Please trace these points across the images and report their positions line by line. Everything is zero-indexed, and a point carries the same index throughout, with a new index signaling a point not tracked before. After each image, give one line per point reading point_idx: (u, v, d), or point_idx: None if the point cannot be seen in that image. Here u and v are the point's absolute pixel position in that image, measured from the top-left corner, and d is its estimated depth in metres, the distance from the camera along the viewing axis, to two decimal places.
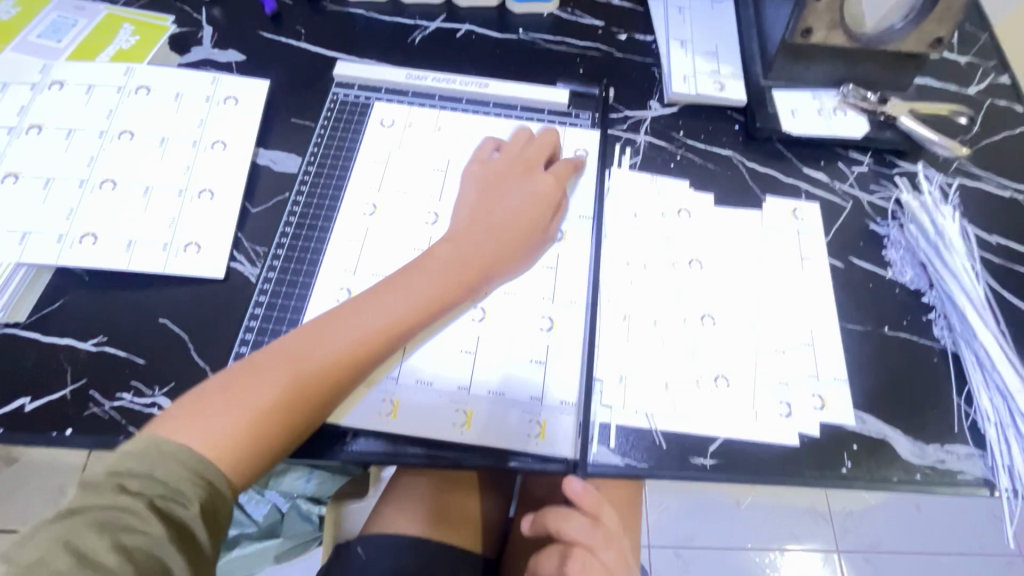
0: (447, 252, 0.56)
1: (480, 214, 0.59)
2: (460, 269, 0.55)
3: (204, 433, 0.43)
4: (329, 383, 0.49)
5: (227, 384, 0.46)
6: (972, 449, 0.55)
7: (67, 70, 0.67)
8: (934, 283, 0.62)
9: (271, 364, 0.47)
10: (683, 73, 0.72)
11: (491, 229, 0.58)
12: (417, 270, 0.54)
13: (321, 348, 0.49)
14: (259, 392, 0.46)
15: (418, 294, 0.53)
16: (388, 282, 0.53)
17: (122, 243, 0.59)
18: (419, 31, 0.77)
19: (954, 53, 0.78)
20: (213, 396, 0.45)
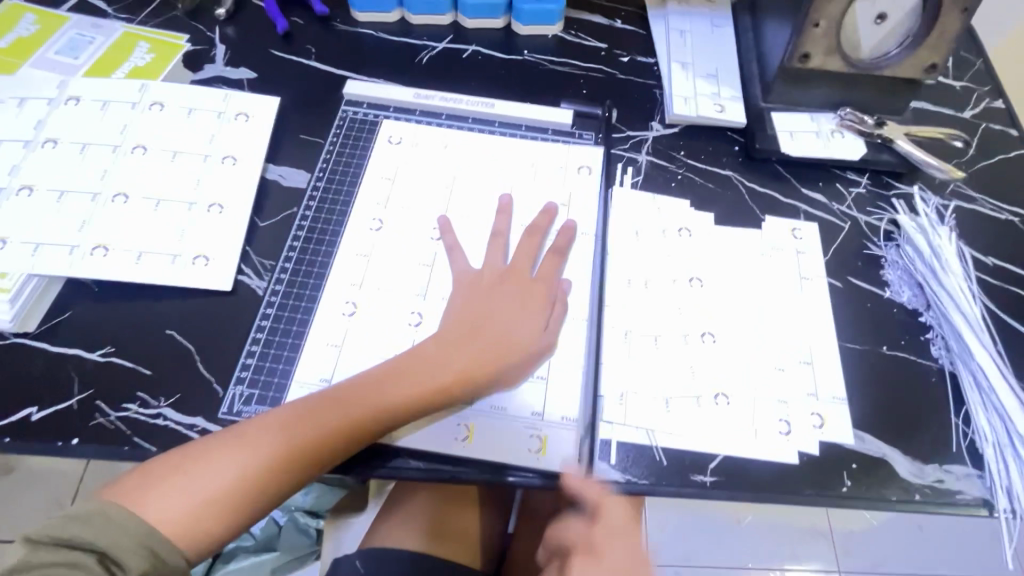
0: (454, 341, 0.55)
1: (478, 312, 0.57)
2: (452, 370, 0.54)
3: (172, 498, 0.45)
4: (298, 470, 0.49)
5: (205, 451, 0.48)
6: (970, 470, 0.56)
7: (83, 85, 0.68)
8: (931, 303, 0.63)
9: (252, 439, 0.48)
10: (684, 95, 0.74)
11: (489, 330, 0.56)
12: (416, 364, 0.53)
13: (302, 432, 0.49)
14: (230, 469, 0.47)
15: (408, 393, 0.52)
16: (389, 370, 0.53)
17: (132, 255, 0.60)
18: (427, 51, 0.79)
19: (949, 78, 0.79)
20: (191, 460, 0.47)
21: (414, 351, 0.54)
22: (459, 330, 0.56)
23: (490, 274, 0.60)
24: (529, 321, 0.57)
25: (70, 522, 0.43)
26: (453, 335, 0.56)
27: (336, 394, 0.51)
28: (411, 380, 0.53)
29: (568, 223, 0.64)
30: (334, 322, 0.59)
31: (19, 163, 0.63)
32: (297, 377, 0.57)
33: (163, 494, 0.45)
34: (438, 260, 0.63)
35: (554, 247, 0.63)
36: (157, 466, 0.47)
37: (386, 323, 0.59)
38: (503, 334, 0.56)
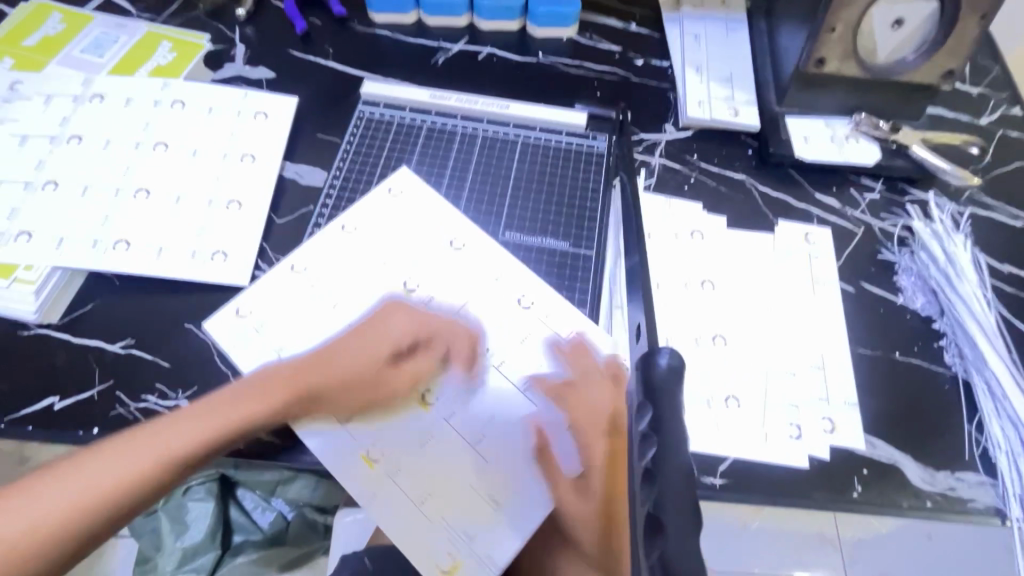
0: (375, 330, 0.56)
1: (345, 340, 0.55)
2: (345, 399, 0.53)
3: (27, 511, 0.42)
4: (151, 489, 0.45)
5: (71, 464, 0.44)
6: (983, 478, 0.55)
7: (107, 83, 0.70)
8: (945, 309, 0.62)
9: (117, 453, 0.45)
10: (698, 99, 0.74)
11: (350, 365, 0.54)
12: (247, 389, 0.51)
13: (157, 446, 0.46)
14: (67, 487, 0.43)
15: (246, 411, 0.50)
16: (303, 363, 0.53)
17: (153, 249, 0.61)
18: (442, 52, 0.80)
19: (966, 84, 0.79)
20: (50, 474, 0.44)
21: (295, 368, 0.53)
22: (328, 363, 0.54)
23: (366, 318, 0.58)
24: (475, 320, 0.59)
25: None
26: (342, 358, 0.54)
27: (194, 408, 0.49)
28: (230, 404, 0.49)
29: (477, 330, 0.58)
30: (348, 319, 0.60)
31: (45, 159, 0.64)
32: None
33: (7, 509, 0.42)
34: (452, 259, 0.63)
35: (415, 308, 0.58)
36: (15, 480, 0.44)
37: None
38: (383, 368, 0.54)
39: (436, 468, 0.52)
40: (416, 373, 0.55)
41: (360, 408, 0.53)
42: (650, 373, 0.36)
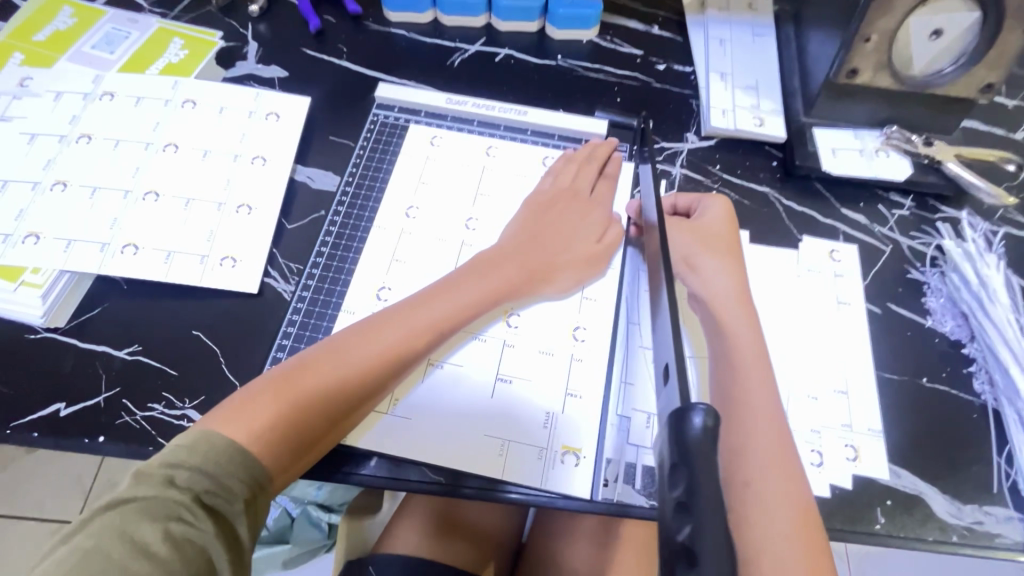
0: (510, 250, 0.58)
1: (523, 239, 0.60)
2: (532, 268, 0.58)
3: (233, 414, 0.43)
4: (360, 387, 0.48)
5: (282, 374, 0.46)
6: (1012, 513, 0.53)
7: (118, 81, 0.69)
8: (976, 334, 0.60)
9: (320, 360, 0.47)
10: (723, 107, 0.72)
11: (541, 251, 0.59)
12: (438, 290, 0.54)
13: (370, 351, 0.49)
14: (299, 383, 0.46)
15: (458, 311, 0.53)
16: (464, 274, 0.56)
17: (162, 254, 0.60)
18: (459, 54, 0.78)
19: (1002, 96, 0.76)
20: (269, 384, 0.45)
21: (469, 265, 0.57)
22: (514, 246, 0.59)
23: (530, 207, 0.63)
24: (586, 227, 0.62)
25: (168, 468, 0.40)
26: (519, 242, 0.59)
27: (389, 313, 0.51)
28: (434, 307, 0.52)
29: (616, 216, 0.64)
30: None
31: (53, 158, 0.63)
32: None
33: (242, 413, 0.43)
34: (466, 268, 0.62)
35: (596, 196, 0.64)
36: (235, 398, 0.45)
37: None
38: (561, 241, 0.60)
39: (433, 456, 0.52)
40: (581, 221, 0.62)
41: (519, 297, 0.58)
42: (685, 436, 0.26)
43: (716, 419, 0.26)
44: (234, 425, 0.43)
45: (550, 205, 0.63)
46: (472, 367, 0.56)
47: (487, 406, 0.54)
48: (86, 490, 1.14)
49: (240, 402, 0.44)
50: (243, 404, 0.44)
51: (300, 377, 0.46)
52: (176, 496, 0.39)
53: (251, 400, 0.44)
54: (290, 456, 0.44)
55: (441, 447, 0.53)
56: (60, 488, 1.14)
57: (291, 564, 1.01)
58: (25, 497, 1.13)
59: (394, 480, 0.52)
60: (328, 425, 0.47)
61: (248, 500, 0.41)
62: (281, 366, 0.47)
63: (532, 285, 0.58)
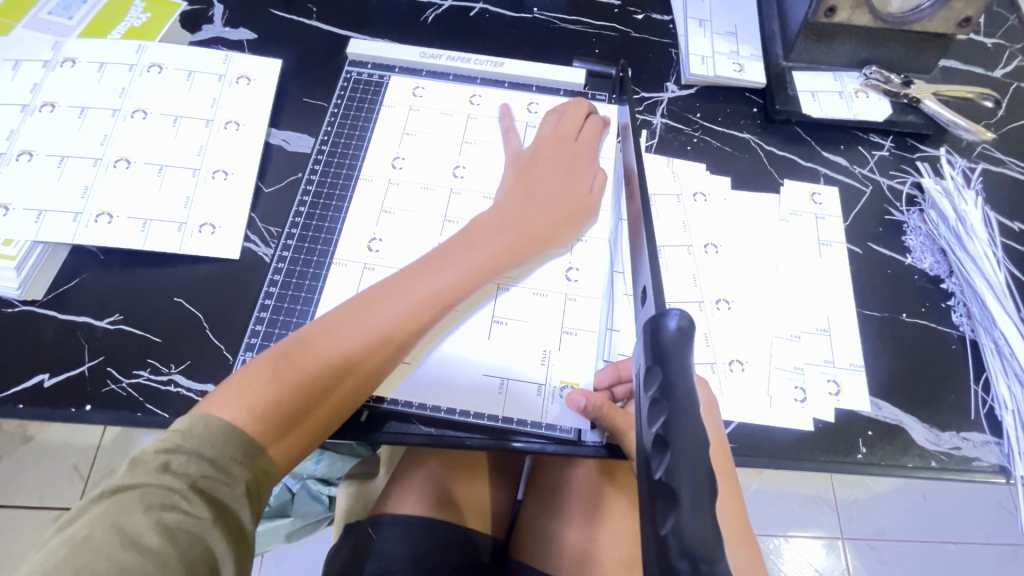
0: (506, 215, 0.56)
1: (518, 201, 0.57)
2: (531, 229, 0.56)
3: (228, 397, 0.42)
4: (360, 367, 0.46)
5: (278, 354, 0.45)
6: (988, 437, 0.55)
7: (80, 47, 0.66)
8: (954, 269, 0.61)
9: (317, 339, 0.46)
10: (701, 54, 0.71)
11: (534, 212, 0.57)
12: (437, 261, 0.51)
13: (370, 326, 0.47)
14: (298, 363, 0.44)
15: (459, 281, 0.51)
16: (462, 242, 0.53)
17: (137, 221, 0.59)
18: (432, 10, 0.75)
19: (980, 35, 0.76)
20: (267, 364, 0.44)
21: (467, 233, 0.54)
22: (510, 208, 0.57)
23: (517, 170, 0.61)
24: (576, 188, 0.60)
25: (163, 453, 0.37)
26: (514, 202, 0.57)
27: (387, 287, 0.49)
28: (434, 280, 0.50)
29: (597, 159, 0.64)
30: (343, 287, 0.58)
31: (17, 128, 0.61)
32: None
33: (236, 397, 0.42)
34: (453, 219, 0.61)
35: (579, 143, 0.63)
36: (231, 380, 0.44)
37: None
38: (556, 205, 0.58)
39: (430, 402, 0.53)
40: (574, 178, 0.60)
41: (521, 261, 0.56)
42: (660, 335, 0.34)
43: (687, 320, 0.34)
44: (232, 407, 0.42)
45: (540, 163, 0.61)
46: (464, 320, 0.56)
47: (475, 355, 0.55)
48: (84, 475, 1.14)
49: (235, 382, 0.43)
50: (239, 386, 0.43)
51: (297, 356, 0.44)
52: (171, 481, 0.36)
53: (245, 382, 0.43)
54: (292, 437, 0.43)
55: (434, 394, 0.53)
56: (56, 473, 1.14)
57: (294, 536, 1.02)
58: (24, 484, 1.13)
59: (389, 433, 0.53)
60: (331, 405, 0.46)
61: (250, 485, 0.39)
62: (280, 345, 0.46)
63: (534, 246, 0.56)
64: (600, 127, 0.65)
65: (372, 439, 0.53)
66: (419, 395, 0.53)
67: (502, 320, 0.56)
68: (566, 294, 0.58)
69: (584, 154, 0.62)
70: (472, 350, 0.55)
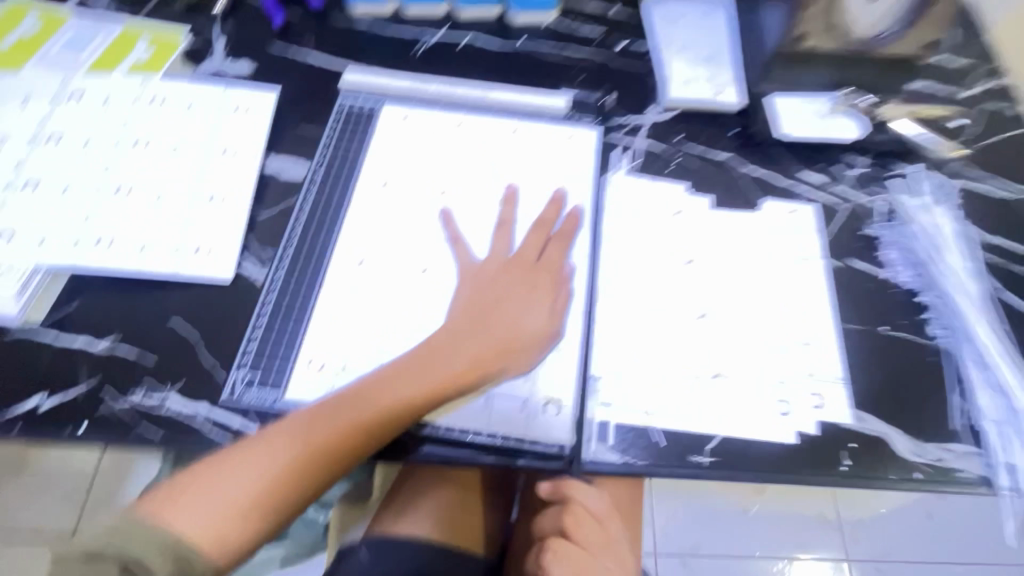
0: (480, 323, 0.56)
1: (488, 300, 0.58)
2: (500, 335, 0.56)
3: (188, 503, 0.46)
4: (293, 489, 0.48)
5: (236, 458, 0.48)
6: (971, 448, 0.55)
7: (87, 82, 0.70)
8: (932, 282, 0.62)
9: (270, 450, 0.48)
10: (682, 79, 0.74)
11: (501, 317, 0.57)
12: (404, 378, 0.52)
13: (312, 444, 0.49)
14: (249, 477, 0.47)
15: (417, 395, 0.52)
16: (428, 358, 0.54)
17: (136, 246, 0.61)
18: (423, 42, 0.79)
19: (951, 57, 0.79)
20: (225, 468, 0.48)
21: (434, 348, 0.54)
22: (481, 315, 0.57)
23: (497, 264, 0.61)
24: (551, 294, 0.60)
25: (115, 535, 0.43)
26: (482, 306, 0.58)
27: (342, 405, 0.51)
28: (392, 392, 0.52)
29: (575, 210, 0.65)
30: (333, 306, 0.60)
31: (24, 159, 0.64)
32: (300, 356, 0.58)
33: (193, 504, 0.46)
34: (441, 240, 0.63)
35: (559, 233, 0.63)
36: (191, 475, 0.48)
37: (388, 309, 0.60)
38: (526, 315, 0.58)
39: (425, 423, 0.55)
40: (552, 286, 0.60)
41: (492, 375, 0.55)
42: None
43: None
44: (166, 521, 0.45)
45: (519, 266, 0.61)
46: None
47: None
48: (80, 503, 1.14)
49: (179, 488, 0.47)
50: (180, 495, 0.46)
51: (231, 475, 0.47)
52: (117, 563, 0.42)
53: (182, 496, 0.46)
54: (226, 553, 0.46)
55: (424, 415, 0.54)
56: (54, 502, 1.14)
57: (291, 561, 1.03)
58: (21, 513, 1.13)
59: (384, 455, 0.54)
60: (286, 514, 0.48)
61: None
62: (226, 455, 0.48)
63: (506, 360, 0.55)
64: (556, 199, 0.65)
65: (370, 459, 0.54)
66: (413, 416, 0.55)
67: None
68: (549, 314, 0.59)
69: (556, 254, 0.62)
70: None
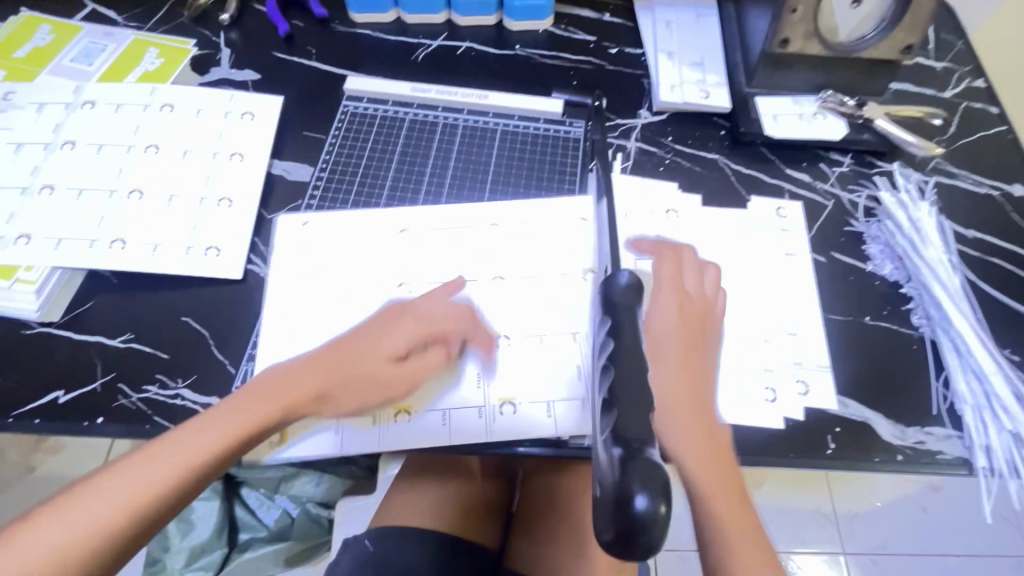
0: (415, 308, 0.57)
1: (442, 284, 0.59)
2: (435, 318, 0.57)
3: (95, 479, 0.45)
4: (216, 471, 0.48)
5: (169, 438, 0.48)
6: (950, 431, 0.58)
7: (98, 90, 0.72)
8: (912, 274, 0.65)
9: (200, 430, 0.48)
10: (671, 83, 0.77)
11: (433, 303, 0.58)
12: (337, 358, 0.54)
13: (240, 426, 0.49)
14: (177, 450, 0.47)
15: (354, 376, 0.53)
16: (360, 339, 0.55)
17: (148, 247, 0.64)
18: (422, 49, 0.82)
19: (930, 59, 0.82)
20: (155, 447, 0.47)
21: (362, 334, 0.56)
22: (412, 304, 0.58)
23: (459, 251, 0.63)
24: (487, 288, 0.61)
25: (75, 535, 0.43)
26: (414, 298, 0.58)
27: (270, 388, 0.51)
28: (334, 371, 0.53)
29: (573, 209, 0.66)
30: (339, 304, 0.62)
31: (40, 164, 0.66)
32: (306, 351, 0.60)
33: (105, 488, 0.45)
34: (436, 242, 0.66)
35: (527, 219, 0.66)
36: (126, 456, 0.47)
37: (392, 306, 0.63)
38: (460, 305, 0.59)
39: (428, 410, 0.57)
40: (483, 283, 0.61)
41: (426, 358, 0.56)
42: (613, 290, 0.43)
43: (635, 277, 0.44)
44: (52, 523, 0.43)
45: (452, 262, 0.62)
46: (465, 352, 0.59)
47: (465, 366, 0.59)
48: None
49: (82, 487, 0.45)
50: (84, 492, 0.44)
51: (139, 471, 0.46)
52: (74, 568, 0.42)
53: (79, 495, 0.44)
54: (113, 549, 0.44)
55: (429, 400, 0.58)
56: None
57: (294, 560, 1.03)
58: None
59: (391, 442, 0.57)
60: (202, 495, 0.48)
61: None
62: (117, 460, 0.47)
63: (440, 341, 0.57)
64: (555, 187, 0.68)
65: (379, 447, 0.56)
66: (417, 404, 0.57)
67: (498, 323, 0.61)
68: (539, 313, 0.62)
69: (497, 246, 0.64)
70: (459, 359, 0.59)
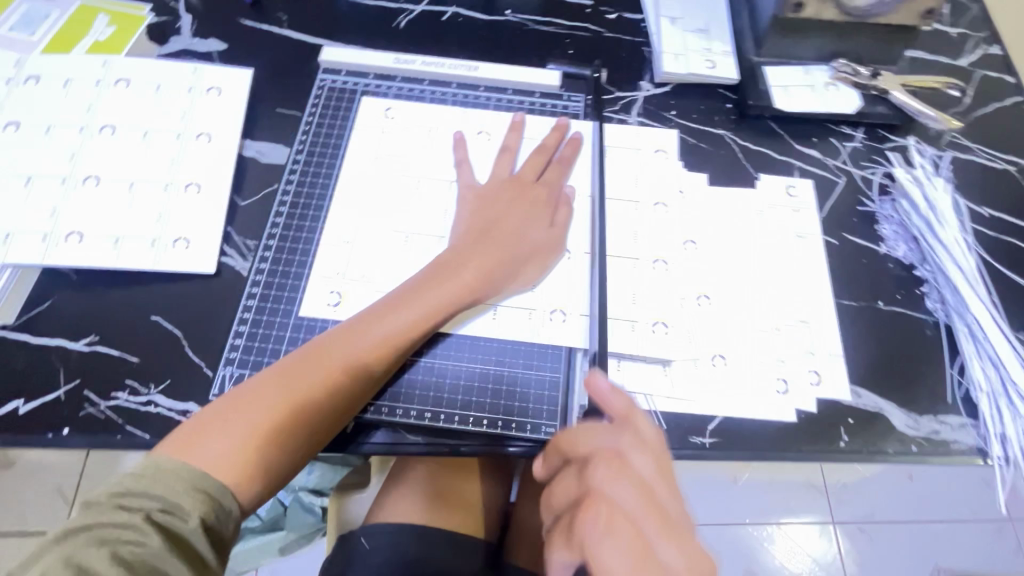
0: (488, 236, 0.57)
1: (489, 222, 0.58)
2: (512, 245, 0.57)
3: (266, 408, 0.45)
4: (329, 405, 0.47)
5: (258, 386, 0.47)
6: (965, 419, 0.56)
7: (43, 63, 0.65)
8: (926, 256, 0.62)
9: (285, 379, 0.47)
10: (675, 51, 0.72)
11: (510, 230, 0.57)
12: (418, 291, 0.53)
13: (338, 355, 0.48)
14: (287, 394, 0.46)
15: (428, 313, 0.52)
16: (433, 273, 0.54)
17: (109, 239, 0.58)
18: (405, 15, 0.75)
19: (944, 25, 0.77)
20: (249, 394, 0.46)
21: (435, 265, 0.54)
22: (483, 231, 0.57)
23: (499, 184, 0.61)
24: (546, 213, 0.60)
25: (134, 480, 0.41)
26: (481, 227, 0.57)
27: (355, 325, 0.50)
28: (408, 309, 0.51)
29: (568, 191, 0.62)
30: (322, 299, 0.58)
31: None
32: (288, 351, 0.56)
33: (225, 431, 0.44)
34: (412, 236, 0.61)
35: (561, 159, 0.64)
36: (217, 407, 0.46)
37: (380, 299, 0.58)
38: (526, 227, 0.58)
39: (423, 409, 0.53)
40: (553, 204, 0.61)
41: (499, 289, 0.56)
42: None
43: None
44: (206, 451, 0.43)
45: (509, 189, 0.60)
46: (466, 340, 0.56)
47: (460, 364, 0.55)
48: (69, 499, 1.10)
49: (202, 422, 0.45)
50: (200, 429, 0.44)
51: (244, 406, 0.46)
52: (128, 516, 0.39)
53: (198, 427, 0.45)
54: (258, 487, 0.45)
55: (425, 402, 0.54)
56: (41, 498, 1.10)
57: (289, 548, 0.99)
58: (5, 511, 1.09)
59: (394, 445, 0.53)
60: (306, 439, 0.47)
61: (204, 518, 0.41)
62: (222, 397, 0.47)
63: (517, 267, 0.56)
64: (575, 141, 0.65)
65: (372, 451, 0.53)
66: (408, 404, 0.53)
67: (494, 313, 0.57)
68: (555, 306, 0.58)
69: (539, 170, 0.63)
70: (455, 356, 0.55)
